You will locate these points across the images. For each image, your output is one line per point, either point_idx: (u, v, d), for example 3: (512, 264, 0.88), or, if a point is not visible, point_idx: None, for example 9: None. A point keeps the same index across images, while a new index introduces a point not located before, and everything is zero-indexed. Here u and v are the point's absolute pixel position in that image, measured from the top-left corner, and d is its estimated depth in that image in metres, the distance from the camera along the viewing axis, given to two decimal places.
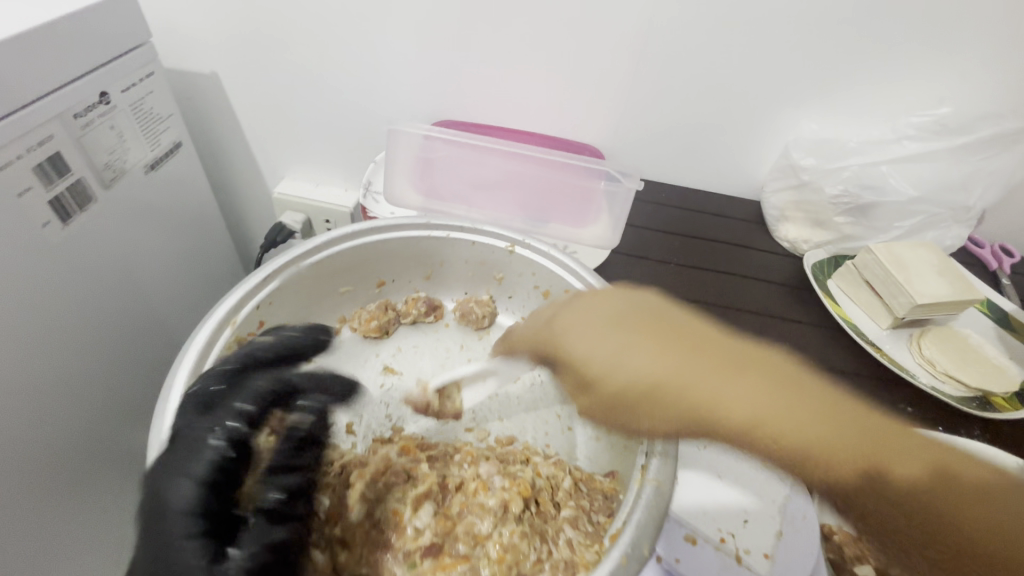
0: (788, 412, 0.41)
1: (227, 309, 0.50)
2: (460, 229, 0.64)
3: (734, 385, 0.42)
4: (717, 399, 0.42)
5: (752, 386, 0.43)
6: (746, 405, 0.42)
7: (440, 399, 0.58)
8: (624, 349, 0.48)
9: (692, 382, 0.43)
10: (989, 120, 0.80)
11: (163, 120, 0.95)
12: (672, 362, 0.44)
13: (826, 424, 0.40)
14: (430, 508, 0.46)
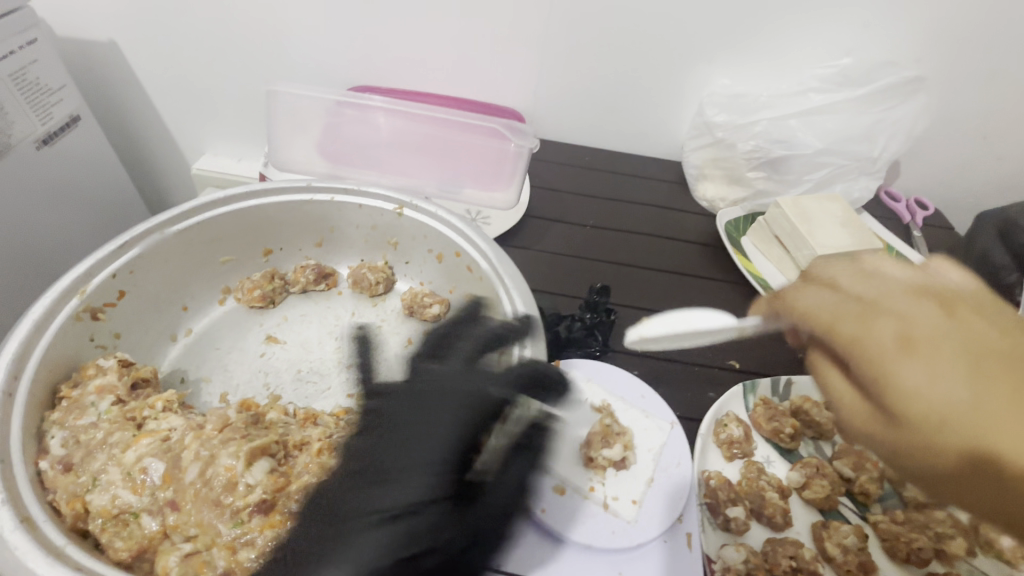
0: (923, 382, 0.32)
1: (73, 278, 0.48)
2: (345, 191, 0.62)
3: (887, 336, 0.34)
4: (886, 383, 0.33)
5: (934, 372, 0.32)
6: (883, 392, 0.33)
7: (322, 369, 0.57)
8: (864, 332, 0.34)
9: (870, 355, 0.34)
10: (890, 69, 0.80)
11: (54, 92, 0.89)
12: (832, 388, 0.37)
13: (966, 429, 0.30)
14: (265, 465, 0.39)
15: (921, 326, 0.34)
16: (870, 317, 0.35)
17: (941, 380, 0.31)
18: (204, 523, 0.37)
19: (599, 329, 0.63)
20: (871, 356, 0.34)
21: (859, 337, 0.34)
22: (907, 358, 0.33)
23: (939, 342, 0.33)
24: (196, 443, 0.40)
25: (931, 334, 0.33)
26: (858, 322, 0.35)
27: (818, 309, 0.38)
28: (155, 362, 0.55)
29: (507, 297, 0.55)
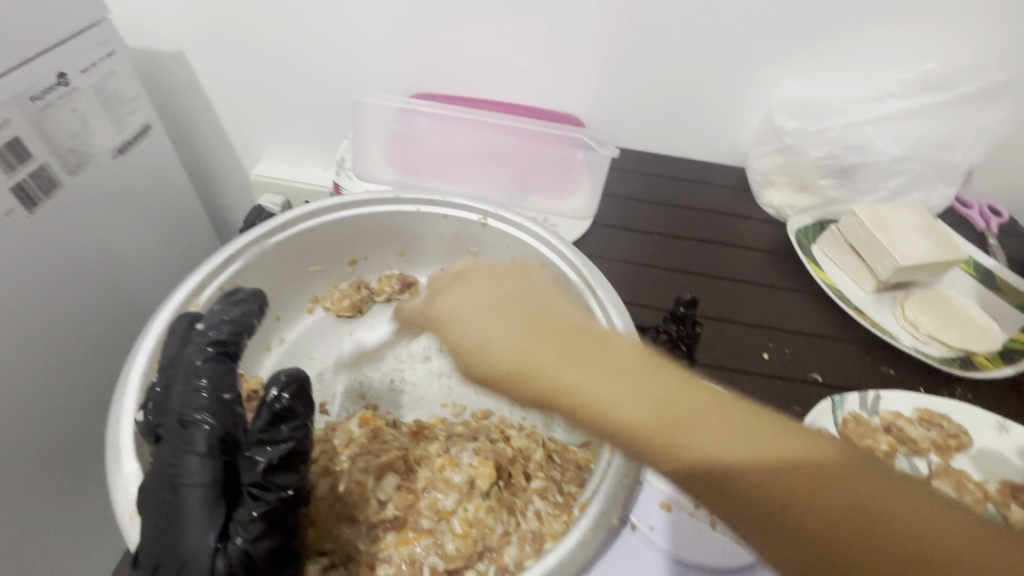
0: (561, 376, 0.41)
1: (187, 292, 0.50)
2: (430, 202, 0.62)
3: (568, 362, 0.41)
4: (595, 393, 0.39)
5: (573, 365, 0.41)
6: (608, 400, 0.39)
7: (415, 378, 0.57)
8: (498, 332, 0.46)
9: (555, 367, 0.42)
10: (973, 73, 0.78)
11: (129, 102, 0.91)
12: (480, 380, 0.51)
13: (580, 397, 0.40)
14: (393, 481, 0.45)
15: (570, 348, 0.43)
16: (510, 326, 0.46)
17: (610, 382, 0.40)
18: (342, 539, 0.42)
19: (686, 342, 0.61)
20: (495, 364, 0.44)
21: (479, 346, 0.46)
22: (573, 364, 0.41)
23: (591, 356, 0.41)
24: (328, 458, 0.47)
25: (539, 328, 0.45)
26: (494, 339, 0.45)
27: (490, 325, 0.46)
28: (254, 371, 0.56)
29: (600, 309, 0.55)
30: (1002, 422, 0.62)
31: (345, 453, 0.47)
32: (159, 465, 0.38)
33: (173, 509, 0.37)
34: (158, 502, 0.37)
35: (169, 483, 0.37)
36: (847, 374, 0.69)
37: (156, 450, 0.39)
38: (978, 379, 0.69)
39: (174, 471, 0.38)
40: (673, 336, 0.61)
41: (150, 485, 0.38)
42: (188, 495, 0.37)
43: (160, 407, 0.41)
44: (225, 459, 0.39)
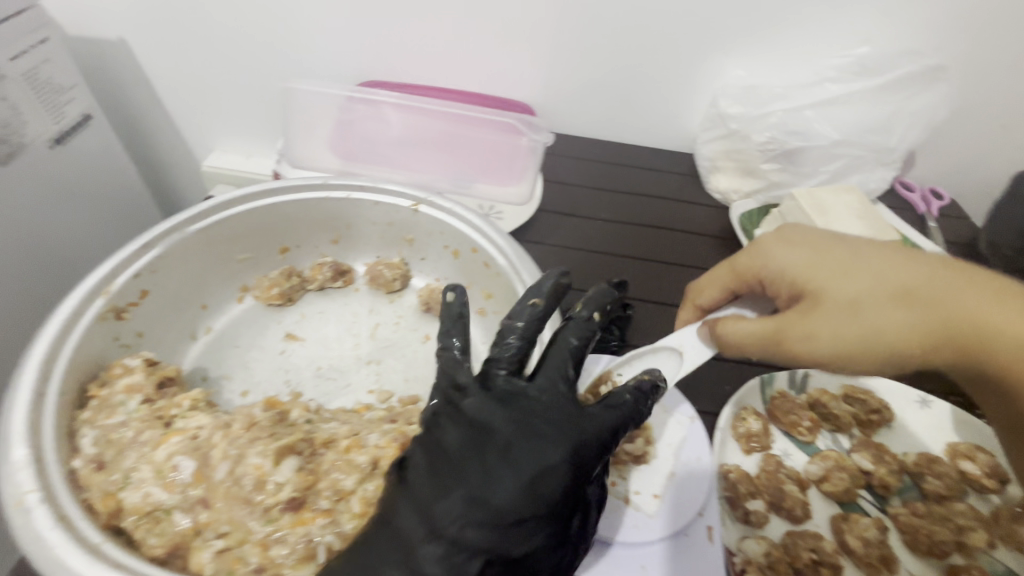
0: (968, 309, 0.45)
1: (99, 279, 0.48)
2: (361, 188, 0.62)
3: (855, 278, 0.46)
4: (989, 325, 0.45)
5: (862, 281, 0.46)
6: (885, 325, 0.45)
7: (343, 366, 0.57)
8: (871, 276, 0.47)
9: (842, 291, 0.46)
10: (908, 58, 0.79)
11: (66, 90, 0.88)
12: (734, 318, 0.49)
13: (969, 326, 0.45)
14: (293, 463, 0.40)
15: (827, 258, 0.48)
16: (859, 257, 0.48)
17: (878, 293, 0.46)
18: (236, 519, 0.37)
19: (616, 324, 0.64)
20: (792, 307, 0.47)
21: (815, 272, 0.48)
22: (847, 286, 0.46)
23: (868, 286, 0.46)
24: (224, 442, 0.40)
25: (905, 259, 0.48)
26: (860, 270, 0.47)
27: (797, 262, 0.49)
28: (177, 360, 0.55)
29: (525, 293, 0.55)
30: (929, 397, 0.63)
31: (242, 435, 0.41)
32: (513, 427, 0.39)
33: (506, 471, 0.37)
34: (471, 458, 0.38)
35: (520, 449, 0.38)
36: None
37: (495, 412, 0.40)
38: None
39: (537, 443, 0.39)
40: (603, 318, 0.64)
41: (482, 445, 0.38)
42: (557, 473, 0.38)
43: (544, 386, 0.42)
44: (453, 426, 0.40)
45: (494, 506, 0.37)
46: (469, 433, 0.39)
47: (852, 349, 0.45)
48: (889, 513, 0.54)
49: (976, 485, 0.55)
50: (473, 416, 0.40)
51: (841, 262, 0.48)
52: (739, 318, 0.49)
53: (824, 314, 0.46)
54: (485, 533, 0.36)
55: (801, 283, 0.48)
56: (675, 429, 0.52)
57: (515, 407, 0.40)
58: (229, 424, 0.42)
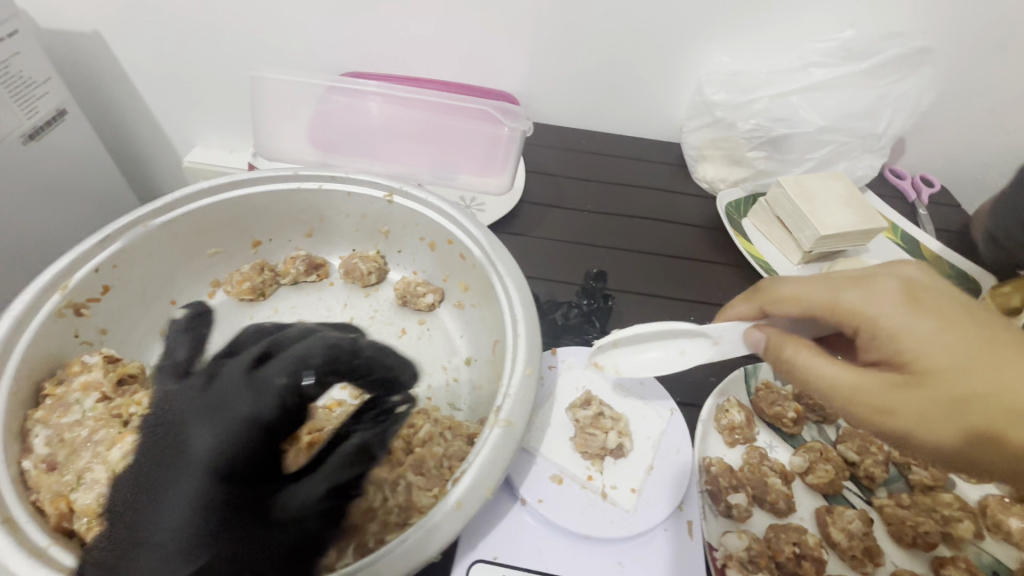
0: None
1: (55, 274, 0.46)
2: (333, 179, 0.60)
3: (996, 368, 0.37)
4: None
5: (1002, 372, 0.36)
6: (966, 417, 0.37)
7: None
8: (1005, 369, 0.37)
9: (955, 369, 0.37)
10: (893, 40, 0.77)
11: (39, 85, 0.87)
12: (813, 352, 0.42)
13: None
14: None
15: (954, 327, 0.39)
16: (955, 332, 0.39)
17: (1011, 384, 0.36)
18: None
19: (598, 316, 0.62)
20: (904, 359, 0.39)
21: (932, 345, 0.38)
22: (964, 360, 0.37)
23: (1002, 380, 0.36)
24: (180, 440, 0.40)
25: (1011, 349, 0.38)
26: (986, 362, 0.37)
27: (925, 324, 0.39)
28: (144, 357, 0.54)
29: (501, 285, 0.54)
30: None
31: None
32: (170, 442, 0.39)
33: (184, 484, 0.37)
34: (160, 479, 0.38)
35: (178, 466, 0.38)
36: None
37: (165, 428, 0.41)
38: None
39: (178, 454, 0.39)
40: (584, 310, 0.62)
41: (164, 467, 0.38)
42: (206, 464, 0.38)
43: (188, 399, 0.43)
44: (140, 460, 0.39)
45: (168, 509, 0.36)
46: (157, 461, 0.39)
47: (913, 430, 0.38)
48: (874, 504, 0.53)
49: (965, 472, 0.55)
50: (144, 436, 0.40)
51: (977, 339, 0.38)
52: (825, 362, 0.42)
53: (907, 392, 0.38)
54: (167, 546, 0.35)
55: (909, 352, 0.39)
56: (655, 422, 0.51)
57: (192, 416, 0.41)
58: None
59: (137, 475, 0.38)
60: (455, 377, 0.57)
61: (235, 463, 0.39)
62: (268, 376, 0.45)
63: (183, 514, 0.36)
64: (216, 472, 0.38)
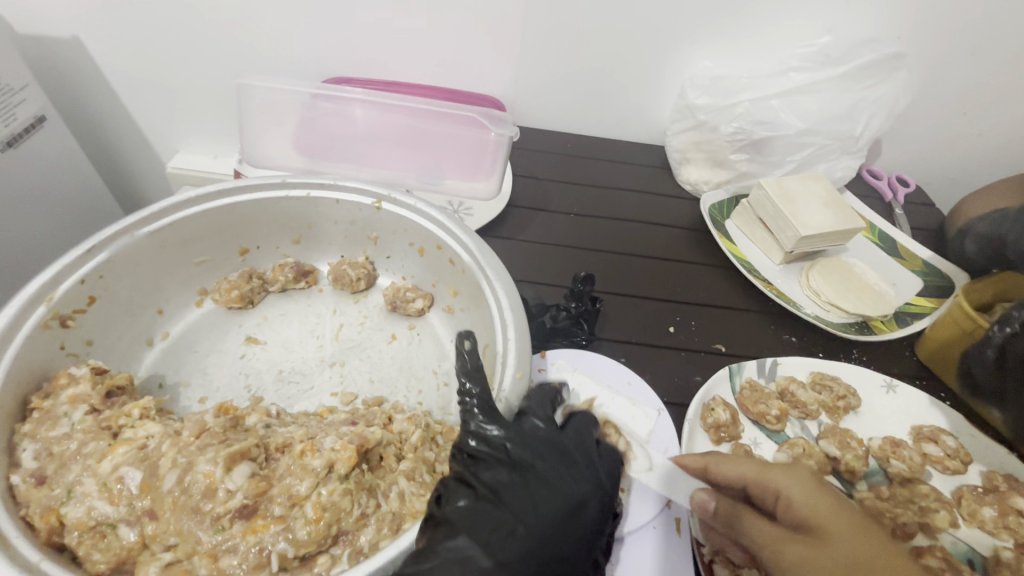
0: None
1: (40, 286, 0.47)
2: (321, 186, 0.60)
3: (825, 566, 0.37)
4: None
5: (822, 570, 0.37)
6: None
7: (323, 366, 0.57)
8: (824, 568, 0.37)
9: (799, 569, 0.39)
10: (868, 46, 0.79)
11: (16, 91, 0.84)
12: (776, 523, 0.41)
13: None
14: (246, 469, 0.40)
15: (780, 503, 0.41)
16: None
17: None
18: (184, 531, 0.37)
19: (586, 319, 0.64)
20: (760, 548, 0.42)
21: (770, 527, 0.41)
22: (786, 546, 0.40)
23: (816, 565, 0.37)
24: (173, 450, 0.40)
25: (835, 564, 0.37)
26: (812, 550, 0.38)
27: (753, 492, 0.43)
28: (130, 367, 0.54)
29: (490, 290, 0.54)
30: (890, 382, 0.65)
31: (192, 444, 0.40)
32: (564, 472, 0.43)
33: (559, 511, 0.40)
34: (519, 493, 0.40)
35: (546, 487, 0.41)
36: (757, 342, 0.71)
37: (530, 450, 0.43)
38: (873, 342, 0.72)
39: (576, 482, 0.43)
40: (573, 312, 0.64)
41: (529, 483, 0.41)
42: (587, 506, 0.42)
43: (557, 435, 0.46)
44: (492, 470, 0.41)
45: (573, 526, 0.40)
46: (514, 475, 0.41)
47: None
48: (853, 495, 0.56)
49: (938, 465, 0.59)
50: (514, 454, 0.42)
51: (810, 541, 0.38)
52: (825, 523, 0.39)
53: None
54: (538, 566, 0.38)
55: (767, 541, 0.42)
56: (644, 420, 0.55)
57: (546, 447, 0.44)
58: (179, 433, 0.42)
59: (491, 485, 0.40)
60: (446, 382, 0.57)
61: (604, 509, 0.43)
62: (608, 445, 0.49)
63: (545, 531, 0.39)
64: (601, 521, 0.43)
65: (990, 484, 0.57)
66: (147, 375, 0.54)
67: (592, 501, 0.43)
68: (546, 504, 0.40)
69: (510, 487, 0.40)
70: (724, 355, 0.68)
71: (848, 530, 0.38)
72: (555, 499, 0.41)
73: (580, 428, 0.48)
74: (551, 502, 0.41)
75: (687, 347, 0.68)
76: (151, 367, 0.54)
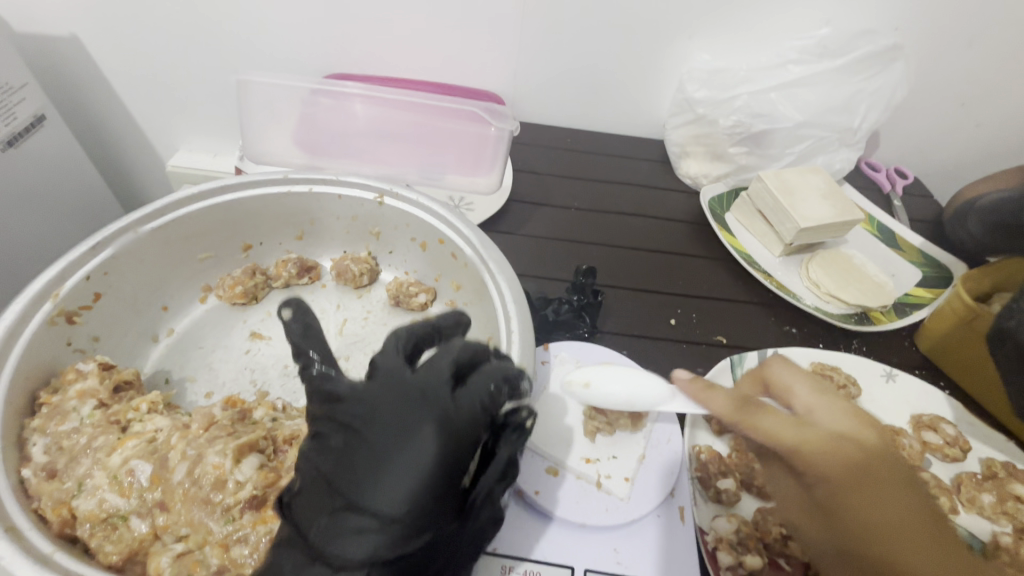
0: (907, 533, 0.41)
1: (46, 283, 0.47)
2: (323, 181, 0.61)
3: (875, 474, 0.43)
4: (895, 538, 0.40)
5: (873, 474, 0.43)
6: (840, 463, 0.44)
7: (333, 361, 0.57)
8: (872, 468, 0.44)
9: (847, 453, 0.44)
10: (866, 38, 0.80)
11: (15, 90, 0.84)
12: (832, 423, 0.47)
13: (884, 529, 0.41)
14: (254, 461, 0.40)
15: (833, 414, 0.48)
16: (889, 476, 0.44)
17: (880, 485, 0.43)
18: (195, 522, 0.38)
19: (588, 311, 0.65)
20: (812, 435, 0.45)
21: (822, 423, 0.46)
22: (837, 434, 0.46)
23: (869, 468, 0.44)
24: (183, 443, 0.41)
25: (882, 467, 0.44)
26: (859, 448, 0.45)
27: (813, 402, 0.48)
28: (137, 363, 0.54)
29: (493, 283, 0.55)
30: (890, 371, 0.66)
31: (201, 436, 0.41)
32: (396, 427, 0.37)
33: (375, 477, 0.36)
34: (345, 464, 0.37)
35: (364, 454, 0.37)
36: (758, 333, 0.71)
37: (359, 411, 0.39)
38: (872, 332, 0.72)
39: (399, 438, 0.37)
40: (575, 305, 0.65)
41: (353, 447, 0.37)
42: (419, 457, 0.36)
43: (395, 380, 0.40)
44: (325, 447, 0.39)
45: (403, 486, 0.35)
46: (342, 442, 0.38)
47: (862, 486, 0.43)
48: None
49: (937, 453, 0.59)
50: (344, 424, 0.39)
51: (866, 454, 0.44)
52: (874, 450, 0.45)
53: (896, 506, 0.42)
54: (364, 542, 0.34)
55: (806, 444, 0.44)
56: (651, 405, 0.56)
57: (380, 403, 0.39)
58: (188, 426, 0.42)
59: (318, 463, 0.38)
60: None
61: (442, 455, 0.36)
62: (470, 382, 0.40)
63: (372, 502, 0.35)
64: (446, 470, 0.37)
65: (990, 471, 0.58)
66: (152, 372, 0.54)
67: (426, 452, 0.36)
68: (367, 470, 0.36)
69: (332, 461, 0.37)
70: (725, 346, 0.68)
71: (892, 518, 0.41)
72: (382, 460, 0.36)
73: (435, 362, 0.41)
74: (371, 467, 0.36)
75: (688, 339, 0.69)
76: (156, 363, 0.55)
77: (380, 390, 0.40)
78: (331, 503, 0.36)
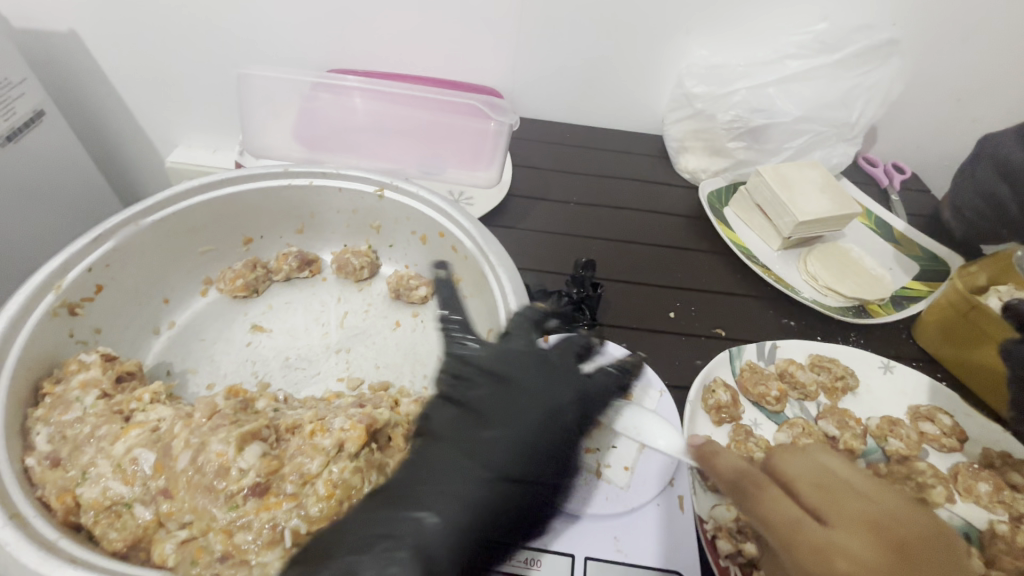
0: None
1: (48, 274, 0.47)
2: (323, 175, 0.61)
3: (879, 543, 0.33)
4: None
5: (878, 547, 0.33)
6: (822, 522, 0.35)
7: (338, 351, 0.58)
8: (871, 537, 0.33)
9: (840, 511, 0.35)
10: (863, 32, 0.80)
11: (15, 86, 0.84)
12: (838, 487, 0.37)
13: None
14: (257, 449, 0.40)
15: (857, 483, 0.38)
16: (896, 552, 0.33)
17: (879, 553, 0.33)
18: (199, 508, 0.38)
19: (588, 304, 0.65)
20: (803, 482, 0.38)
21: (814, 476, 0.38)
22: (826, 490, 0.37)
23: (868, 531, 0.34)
24: (186, 431, 0.41)
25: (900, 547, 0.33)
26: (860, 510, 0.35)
27: (828, 463, 0.39)
28: (139, 355, 0.55)
29: (493, 275, 0.55)
30: (887, 362, 0.66)
31: (203, 424, 0.41)
32: (544, 387, 0.47)
33: (527, 421, 0.45)
34: (497, 408, 0.45)
35: (519, 402, 0.46)
36: (757, 326, 0.72)
37: (509, 364, 0.48)
38: (869, 325, 0.73)
39: (548, 395, 0.47)
40: (574, 298, 0.65)
41: (506, 394, 0.46)
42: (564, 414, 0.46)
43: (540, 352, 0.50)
44: (473, 390, 0.47)
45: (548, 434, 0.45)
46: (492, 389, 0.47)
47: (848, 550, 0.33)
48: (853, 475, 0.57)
49: (935, 443, 0.60)
50: (492, 372, 0.47)
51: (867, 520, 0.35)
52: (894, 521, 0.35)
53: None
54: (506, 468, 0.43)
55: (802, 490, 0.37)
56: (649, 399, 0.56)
57: (528, 364, 0.48)
58: (190, 415, 0.43)
59: (466, 401, 0.46)
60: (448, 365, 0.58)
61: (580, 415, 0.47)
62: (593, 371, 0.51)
63: (524, 441, 0.44)
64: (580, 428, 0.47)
65: (985, 460, 0.59)
66: (154, 364, 0.54)
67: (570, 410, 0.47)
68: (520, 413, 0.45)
69: (483, 401, 0.46)
70: (724, 339, 0.69)
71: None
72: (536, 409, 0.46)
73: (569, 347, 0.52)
74: (527, 413, 0.45)
75: (688, 331, 0.69)
76: (158, 355, 0.55)
77: (528, 353, 0.49)
78: (478, 434, 0.44)
